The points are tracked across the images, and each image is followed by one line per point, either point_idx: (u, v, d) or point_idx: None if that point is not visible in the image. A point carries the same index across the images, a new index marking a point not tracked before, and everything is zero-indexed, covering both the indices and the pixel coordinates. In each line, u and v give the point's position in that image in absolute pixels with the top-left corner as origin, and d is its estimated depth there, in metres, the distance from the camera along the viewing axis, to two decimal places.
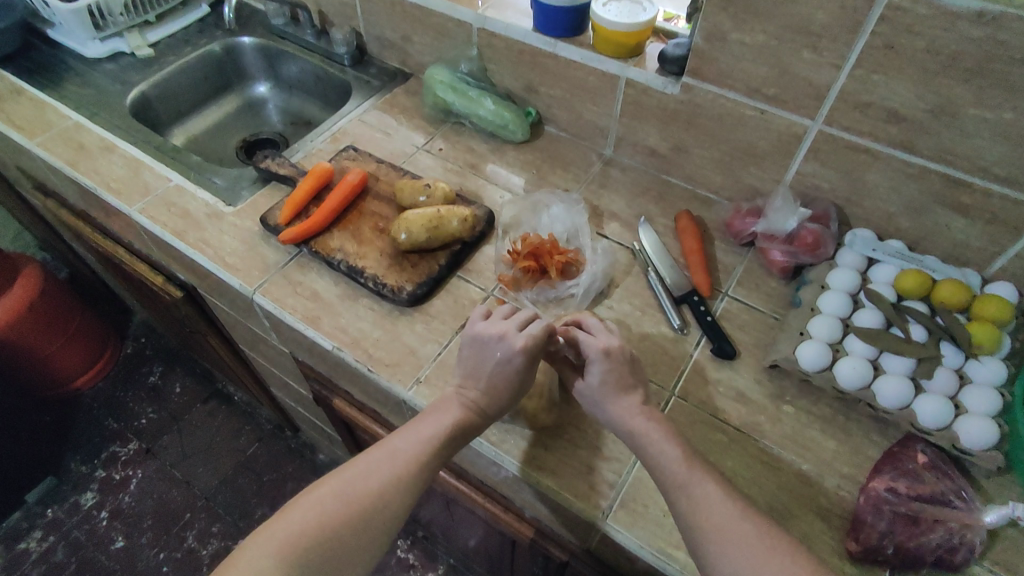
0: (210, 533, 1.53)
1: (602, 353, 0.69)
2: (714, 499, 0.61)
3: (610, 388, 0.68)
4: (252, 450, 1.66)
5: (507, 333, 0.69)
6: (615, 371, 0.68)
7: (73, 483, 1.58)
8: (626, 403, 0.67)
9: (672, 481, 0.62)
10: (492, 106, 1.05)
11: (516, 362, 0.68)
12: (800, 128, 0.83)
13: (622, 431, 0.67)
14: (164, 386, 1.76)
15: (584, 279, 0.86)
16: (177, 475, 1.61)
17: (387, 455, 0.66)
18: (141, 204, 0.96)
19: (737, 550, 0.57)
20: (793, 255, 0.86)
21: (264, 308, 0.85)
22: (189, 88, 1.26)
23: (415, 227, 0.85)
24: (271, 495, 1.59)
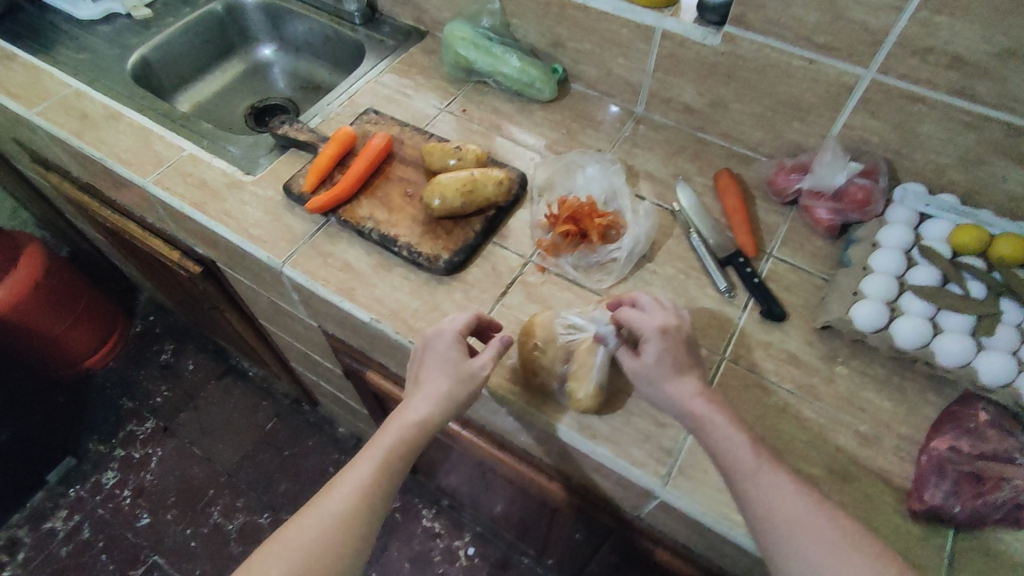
0: (235, 508, 1.52)
1: (658, 332, 0.65)
2: (782, 480, 0.59)
3: (665, 367, 0.65)
4: (271, 425, 1.65)
5: (434, 332, 0.71)
6: (671, 349, 0.65)
7: (94, 462, 1.57)
8: (682, 384, 0.64)
9: (738, 460, 0.60)
10: (517, 63, 1.00)
11: (450, 353, 0.68)
12: (852, 78, 0.79)
13: (676, 412, 0.64)
14: (177, 363, 1.74)
15: (627, 242, 0.82)
16: (197, 451, 1.60)
17: (335, 495, 0.64)
18: (155, 174, 0.92)
19: (809, 517, 0.56)
20: (841, 213, 0.84)
21: (295, 281, 0.82)
22: (192, 52, 1.19)
23: (449, 192, 0.81)
24: (294, 469, 1.58)
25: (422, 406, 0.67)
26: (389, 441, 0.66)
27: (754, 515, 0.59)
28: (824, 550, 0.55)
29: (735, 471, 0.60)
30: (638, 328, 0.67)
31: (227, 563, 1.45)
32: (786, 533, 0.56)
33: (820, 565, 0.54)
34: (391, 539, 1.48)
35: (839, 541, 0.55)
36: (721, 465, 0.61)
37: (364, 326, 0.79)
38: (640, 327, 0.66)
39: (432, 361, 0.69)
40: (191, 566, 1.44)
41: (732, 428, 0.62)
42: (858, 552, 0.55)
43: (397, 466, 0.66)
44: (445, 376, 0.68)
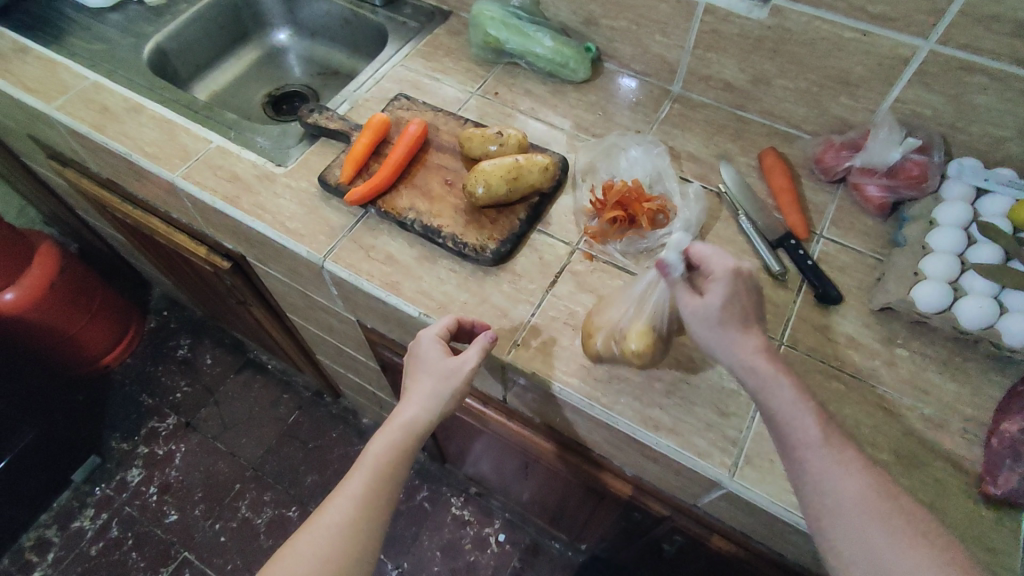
0: (263, 502, 1.52)
1: (729, 272, 0.62)
2: (845, 462, 0.56)
3: (729, 312, 0.61)
4: (294, 418, 1.63)
5: (415, 342, 0.73)
6: (740, 295, 0.61)
7: (118, 461, 1.56)
8: (745, 336, 0.60)
9: (800, 435, 0.57)
10: (550, 43, 0.96)
11: (431, 356, 0.70)
12: (909, 50, 0.76)
13: (730, 361, 0.60)
14: (195, 358, 1.72)
15: (677, 227, 0.80)
16: (220, 446, 1.59)
17: (331, 510, 0.64)
18: (183, 169, 0.89)
19: (874, 502, 0.54)
20: (893, 190, 0.82)
21: (337, 277, 0.80)
22: (207, 39, 1.15)
23: (494, 179, 0.79)
24: (319, 461, 1.57)
25: (410, 408, 0.69)
26: (380, 448, 0.67)
27: (810, 492, 0.56)
28: (881, 534, 0.52)
29: (798, 448, 0.57)
30: (709, 267, 0.64)
31: (257, 556, 1.45)
32: (845, 515, 0.54)
33: (875, 549, 0.52)
34: (420, 529, 1.48)
35: (907, 527, 0.53)
36: (781, 438, 0.58)
37: (412, 320, 0.78)
38: (711, 266, 0.64)
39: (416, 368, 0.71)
40: (222, 560, 1.44)
41: (798, 402, 0.58)
42: (924, 538, 0.52)
43: (390, 471, 0.67)
44: (429, 378, 0.70)
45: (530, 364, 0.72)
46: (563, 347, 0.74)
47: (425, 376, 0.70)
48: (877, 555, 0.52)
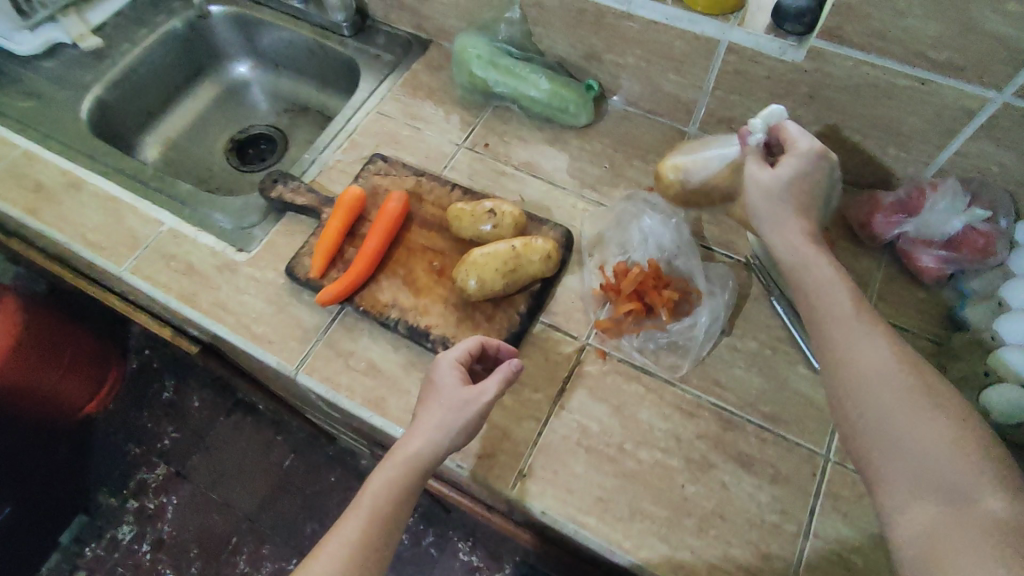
0: (262, 554, 1.47)
1: (812, 155, 0.60)
2: (872, 334, 0.52)
3: (793, 191, 0.60)
4: (289, 463, 1.54)
5: (431, 365, 0.64)
6: (812, 180, 0.60)
7: (108, 517, 1.50)
8: (796, 219, 0.60)
9: (830, 303, 0.55)
10: (547, 85, 0.83)
11: (445, 381, 0.61)
12: (977, 103, 0.62)
13: (779, 241, 0.60)
14: (182, 403, 1.62)
15: (703, 319, 0.70)
16: (214, 497, 1.52)
17: (320, 558, 0.54)
18: (132, 260, 0.77)
19: (899, 377, 0.49)
20: (953, 261, 0.69)
21: (314, 391, 0.70)
22: (156, 82, 1.01)
23: (488, 273, 0.68)
24: (318, 508, 1.50)
25: (413, 440, 0.58)
26: (377, 484, 0.57)
27: (835, 365, 0.52)
28: (903, 407, 0.48)
29: (828, 317, 0.54)
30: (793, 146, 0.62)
31: None
32: (868, 387, 0.50)
33: (899, 425, 0.47)
34: None
35: (939, 407, 0.47)
36: (816, 314, 0.55)
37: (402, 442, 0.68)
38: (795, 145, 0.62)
39: (426, 395, 0.61)
40: None
41: (836, 279, 0.56)
42: (951, 415, 0.47)
43: (390, 512, 0.56)
44: (437, 407, 0.59)
45: (539, 500, 0.63)
46: (576, 476, 0.64)
47: (434, 408, 0.60)
48: (898, 431, 0.47)
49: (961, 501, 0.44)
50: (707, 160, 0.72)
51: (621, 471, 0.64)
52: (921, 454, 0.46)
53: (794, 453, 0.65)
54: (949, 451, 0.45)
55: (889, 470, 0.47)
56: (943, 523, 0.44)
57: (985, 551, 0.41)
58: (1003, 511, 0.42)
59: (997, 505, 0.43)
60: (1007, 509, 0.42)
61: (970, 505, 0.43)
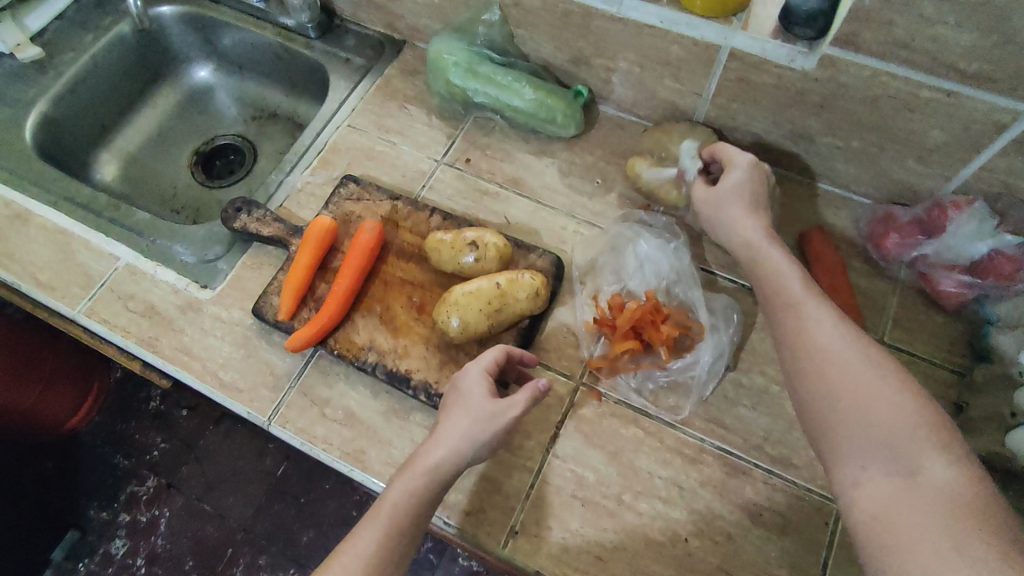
0: (259, 567, 1.18)
1: (748, 163, 0.63)
2: (823, 313, 0.51)
3: (740, 194, 0.62)
4: (282, 470, 1.23)
5: (458, 375, 0.59)
6: (752, 183, 0.62)
7: (98, 532, 1.20)
8: (748, 215, 0.61)
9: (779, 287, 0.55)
10: (531, 94, 0.76)
11: (474, 393, 0.56)
12: (1012, 115, 0.56)
13: (734, 244, 0.62)
14: (170, 411, 1.28)
15: (705, 356, 0.65)
16: (207, 508, 1.21)
17: (335, 564, 0.49)
18: (86, 302, 0.71)
19: (844, 352, 0.48)
20: (977, 287, 0.64)
21: (289, 443, 0.65)
22: (109, 92, 0.93)
23: (471, 314, 0.62)
24: (313, 515, 1.20)
25: (437, 450, 0.53)
26: (401, 492, 0.52)
27: (787, 347, 0.52)
28: (851, 380, 0.46)
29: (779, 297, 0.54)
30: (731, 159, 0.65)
31: None
32: (815, 365, 0.48)
33: (846, 400, 0.46)
34: None
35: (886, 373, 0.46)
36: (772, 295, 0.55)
37: None
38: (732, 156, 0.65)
39: (454, 405, 0.56)
40: None
41: (788, 266, 0.56)
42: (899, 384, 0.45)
43: (413, 523, 0.51)
44: (466, 416, 0.54)
45: (533, 559, 0.59)
46: (571, 532, 0.60)
47: (462, 419, 0.54)
48: (845, 404, 0.46)
49: (905, 471, 0.42)
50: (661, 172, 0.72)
51: (619, 525, 0.60)
52: (871, 425, 0.44)
53: (806, 501, 0.60)
54: (899, 421, 0.44)
55: (839, 445, 0.46)
56: (894, 495, 0.41)
57: (937, 526, 0.38)
58: (945, 475, 0.40)
59: (944, 472, 0.41)
60: (950, 473, 0.40)
61: (913, 474, 0.41)
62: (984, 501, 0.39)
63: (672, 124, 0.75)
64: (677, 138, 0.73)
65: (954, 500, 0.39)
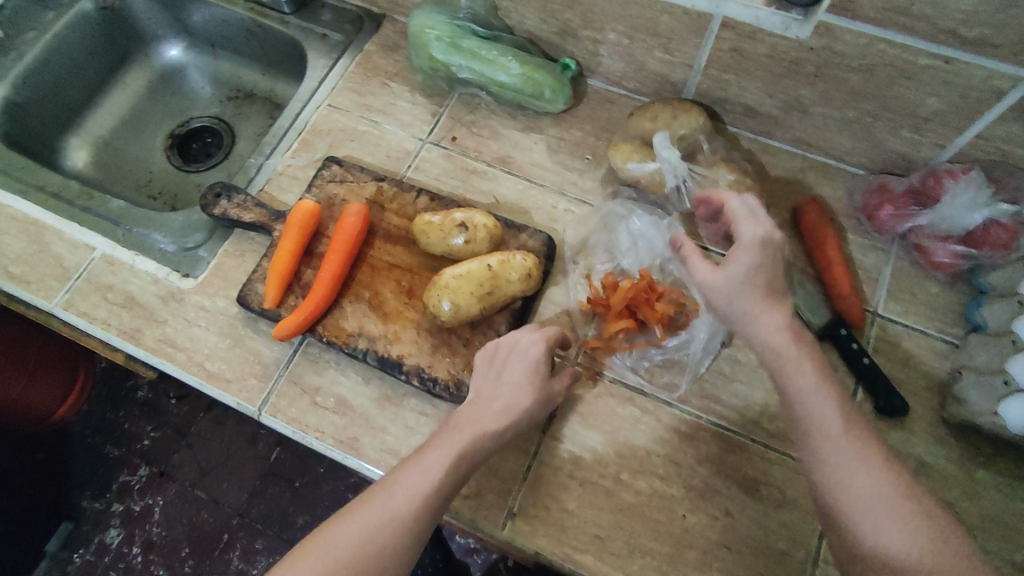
0: (255, 552, 1.16)
1: (760, 240, 0.52)
2: (864, 457, 0.45)
3: (756, 280, 0.50)
4: (276, 455, 1.21)
5: (519, 338, 0.58)
6: (768, 265, 0.51)
7: (93, 521, 1.17)
8: (769, 309, 0.50)
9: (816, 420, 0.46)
10: (517, 68, 0.73)
11: (540, 365, 0.57)
12: (1011, 82, 0.55)
13: (752, 342, 0.50)
14: (158, 398, 1.25)
15: (700, 332, 0.64)
16: (201, 495, 1.19)
17: (398, 489, 0.48)
18: (62, 294, 0.69)
19: (897, 512, 0.43)
20: (970, 255, 0.64)
21: (280, 432, 0.64)
22: (75, 74, 0.89)
23: (463, 297, 0.61)
24: (307, 500, 1.19)
25: (502, 415, 0.54)
26: (468, 438, 0.51)
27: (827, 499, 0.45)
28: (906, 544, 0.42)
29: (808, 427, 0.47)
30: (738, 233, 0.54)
31: None
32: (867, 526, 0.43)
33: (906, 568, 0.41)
34: None
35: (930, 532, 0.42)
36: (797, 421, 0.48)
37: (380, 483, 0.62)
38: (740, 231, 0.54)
39: (517, 366, 0.56)
40: None
41: (820, 388, 0.47)
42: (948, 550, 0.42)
43: (473, 465, 0.51)
44: (532, 390, 0.55)
45: (532, 540, 0.59)
46: (569, 513, 0.60)
47: (526, 389, 0.55)
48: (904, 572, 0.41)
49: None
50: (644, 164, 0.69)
51: (618, 505, 0.60)
52: None
53: (801, 474, 0.61)
54: None
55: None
56: None
57: None
58: None
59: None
60: None
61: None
62: None
63: (661, 105, 0.71)
64: (668, 121, 0.70)
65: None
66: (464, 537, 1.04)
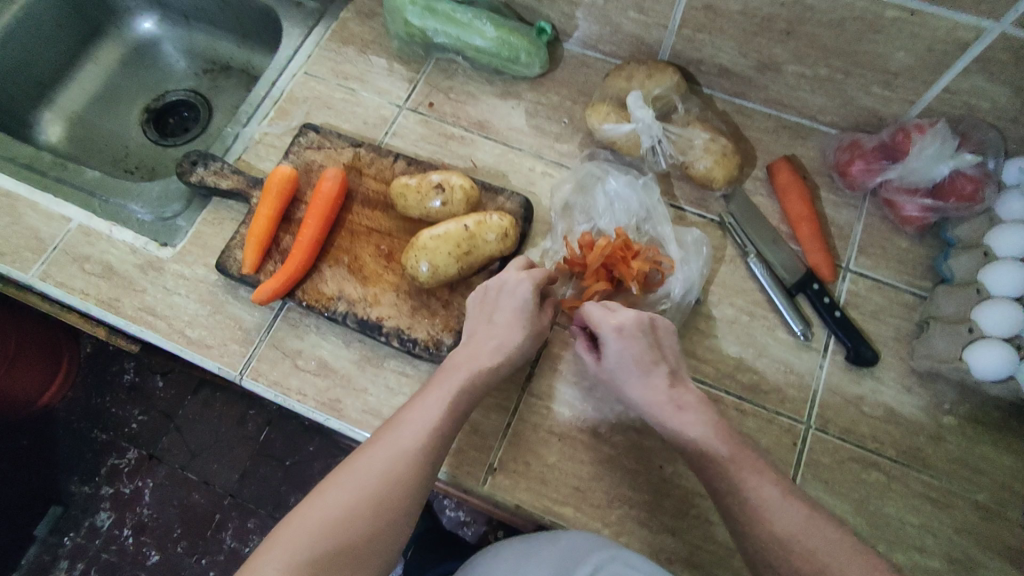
0: (248, 530, 1.12)
1: (619, 331, 0.57)
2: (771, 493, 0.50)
3: (628, 368, 0.57)
4: (265, 435, 1.16)
5: (506, 280, 0.58)
6: (633, 349, 0.57)
7: (82, 506, 1.12)
8: (647, 388, 0.56)
9: (722, 472, 0.51)
10: (493, 32, 0.73)
11: (528, 302, 0.56)
12: (973, 34, 0.56)
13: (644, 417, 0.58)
14: (145, 379, 1.19)
15: (677, 288, 0.65)
16: (192, 476, 1.14)
17: (405, 428, 0.49)
18: (39, 266, 0.68)
19: (818, 535, 0.47)
20: (938, 208, 0.65)
21: (263, 396, 0.64)
22: (44, 47, 0.87)
23: (440, 257, 0.61)
24: (300, 478, 1.14)
25: (495, 354, 0.54)
26: (464, 375, 0.53)
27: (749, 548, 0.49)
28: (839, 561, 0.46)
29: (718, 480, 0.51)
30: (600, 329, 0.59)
31: None
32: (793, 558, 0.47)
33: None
34: None
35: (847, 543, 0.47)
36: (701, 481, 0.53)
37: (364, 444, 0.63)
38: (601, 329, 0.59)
39: (506, 306, 0.57)
40: None
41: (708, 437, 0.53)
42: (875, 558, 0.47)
43: (473, 399, 0.53)
44: (521, 327, 0.56)
45: (513, 494, 0.60)
46: (549, 467, 0.61)
47: (516, 327, 0.56)
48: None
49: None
50: (618, 127, 0.69)
51: (597, 458, 0.61)
52: None
53: (775, 425, 0.62)
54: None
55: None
56: None
57: None
58: None
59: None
60: None
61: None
62: None
63: (636, 65, 0.72)
64: (642, 80, 0.71)
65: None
66: (454, 510, 1.04)
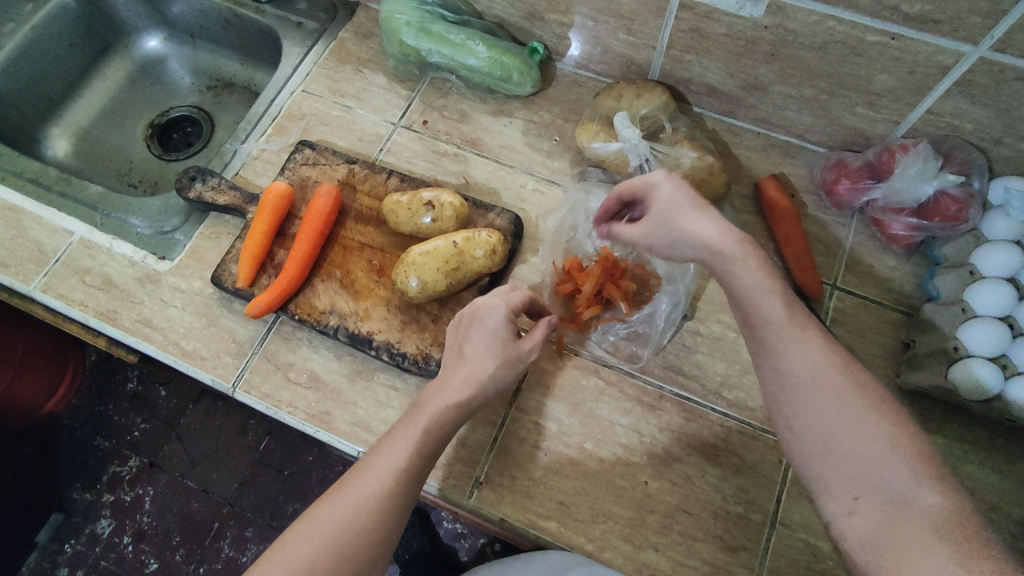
0: (246, 539, 1.12)
1: (664, 180, 0.55)
2: (807, 337, 0.46)
3: (683, 203, 0.53)
4: (264, 445, 1.17)
5: (481, 304, 0.57)
6: (683, 190, 0.54)
7: (83, 513, 1.13)
8: (702, 220, 0.52)
9: (765, 308, 0.47)
10: (485, 52, 0.75)
11: (501, 331, 0.55)
12: (953, 57, 0.57)
13: (705, 257, 0.52)
14: (147, 388, 1.21)
15: (663, 306, 0.67)
16: (191, 485, 1.15)
17: (372, 472, 0.48)
18: (41, 278, 0.70)
19: (834, 379, 0.44)
20: (923, 228, 0.66)
21: (255, 408, 0.66)
22: (54, 64, 0.90)
23: (430, 273, 0.63)
24: (297, 488, 1.15)
25: (463, 387, 0.53)
26: (432, 413, 0.51)
27: (766, 372, 0.47)
28: (839, 414, 0.43)
29: (762, 318, 0.47)
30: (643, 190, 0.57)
31: None
32: (799, 398, 0.45)
33: (836, 440, 0.43)
34: None
35: (865, 400, 0.43)
36: (745, 317, 0.49)
37: (352, 456, 0.64)
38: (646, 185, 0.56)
39: (478, 336, 0.55)
40: None
41: (765, 283, 0.48)
42: (884, 413, 0.43)
43: (441, 438, 0.51)
44: (493, 357, 0.54)
45: (497, 508, 0.61)
46: (534, 481, 0.62)
47: (486, 358, 0.54)
48: (836, 445, 0.43)
49: (895, 500, 0.40)
50: (608, 147, 0.71)
51: (583, 473, 0.62)
52: (849, 460, 0.42)
53: (760, 441, 0.62)
54: (875, 450, 0.42)
55: (827, 475, 0.43)
56: (886, 527, 0.40)
57: (927, 556, 0.38)
58: (936, 504, 0.39)
59: (933, 498, 0.40)
60: (941, 500, 0.40)
61: (905, 505, 0.40)
62: (970, 519, 0.39)
63: (626, 84, 0.73)
64: (631, 100, 0.72)
65: (947, 531, 0.38)
66: (452, 522, 1.03)
